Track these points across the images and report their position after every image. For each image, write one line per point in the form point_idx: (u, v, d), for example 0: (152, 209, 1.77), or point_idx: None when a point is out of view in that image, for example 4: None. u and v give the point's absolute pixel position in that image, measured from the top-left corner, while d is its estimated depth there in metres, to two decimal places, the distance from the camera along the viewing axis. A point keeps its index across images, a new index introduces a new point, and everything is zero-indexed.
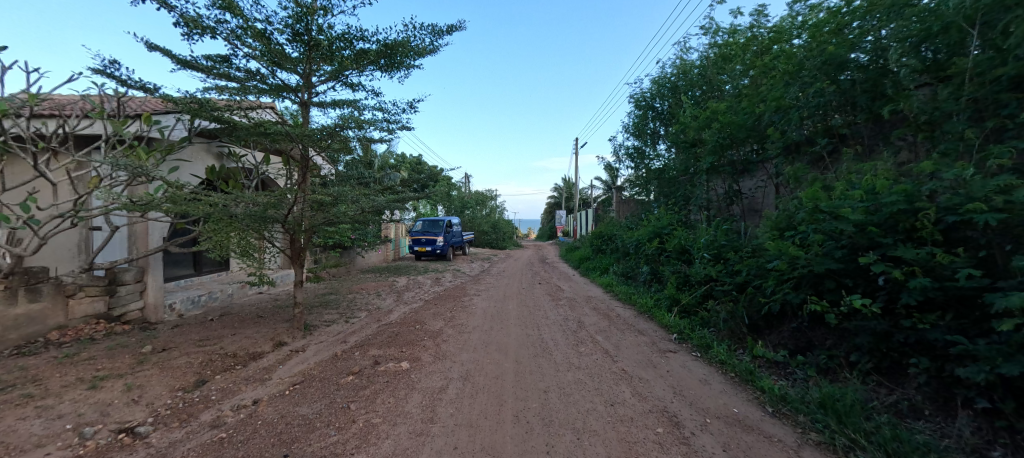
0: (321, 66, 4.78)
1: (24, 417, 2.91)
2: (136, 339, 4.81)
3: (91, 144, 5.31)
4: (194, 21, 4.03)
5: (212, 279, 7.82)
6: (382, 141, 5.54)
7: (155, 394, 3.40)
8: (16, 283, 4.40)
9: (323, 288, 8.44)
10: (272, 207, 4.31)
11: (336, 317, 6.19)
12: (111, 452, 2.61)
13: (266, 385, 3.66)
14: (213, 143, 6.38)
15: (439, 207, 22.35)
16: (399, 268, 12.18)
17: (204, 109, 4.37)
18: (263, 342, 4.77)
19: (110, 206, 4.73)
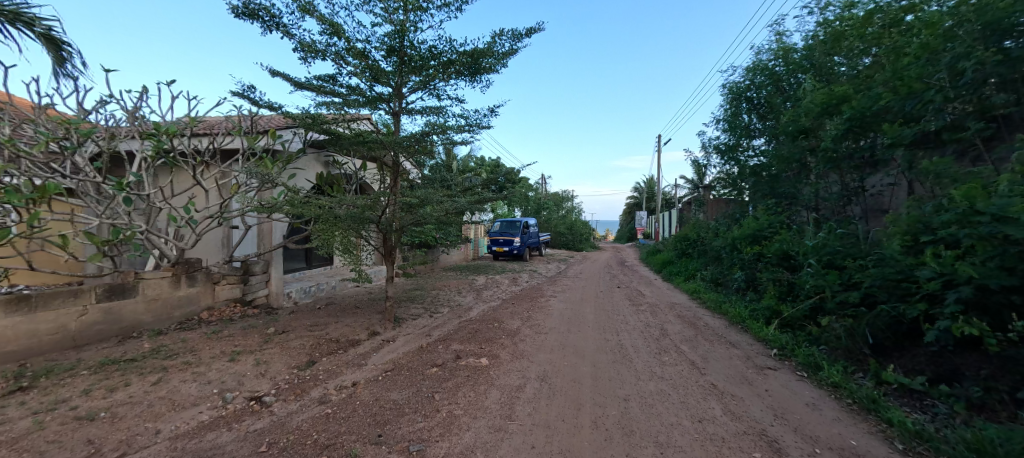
0: (411, 78, 5.16)
1: (185, 380, 3.59)
2: (263, 322, 5.64)
3: (233, 157, 6.37)
4: (309, 47, 4.61)
5: (320, 272, 8.88)
6: (464, 145, 5.80)
7: (277, 370, 3.96)
8: (180, 270, 5.44)
9: (410, 284, 9.10)
10: (369, 209, 4.78)
11: (422, 311, 6.64)
12: (245, 416, 3.09)
13: (362, 369, 4.06)
14: (322, 152, 7.23)
15: (516, 209, 22.79)
16: (478, 268, 12.65)
17: (315, 123, 4.97)
18: (360, 331, 5.29)
19: (245, 209, 5.63)
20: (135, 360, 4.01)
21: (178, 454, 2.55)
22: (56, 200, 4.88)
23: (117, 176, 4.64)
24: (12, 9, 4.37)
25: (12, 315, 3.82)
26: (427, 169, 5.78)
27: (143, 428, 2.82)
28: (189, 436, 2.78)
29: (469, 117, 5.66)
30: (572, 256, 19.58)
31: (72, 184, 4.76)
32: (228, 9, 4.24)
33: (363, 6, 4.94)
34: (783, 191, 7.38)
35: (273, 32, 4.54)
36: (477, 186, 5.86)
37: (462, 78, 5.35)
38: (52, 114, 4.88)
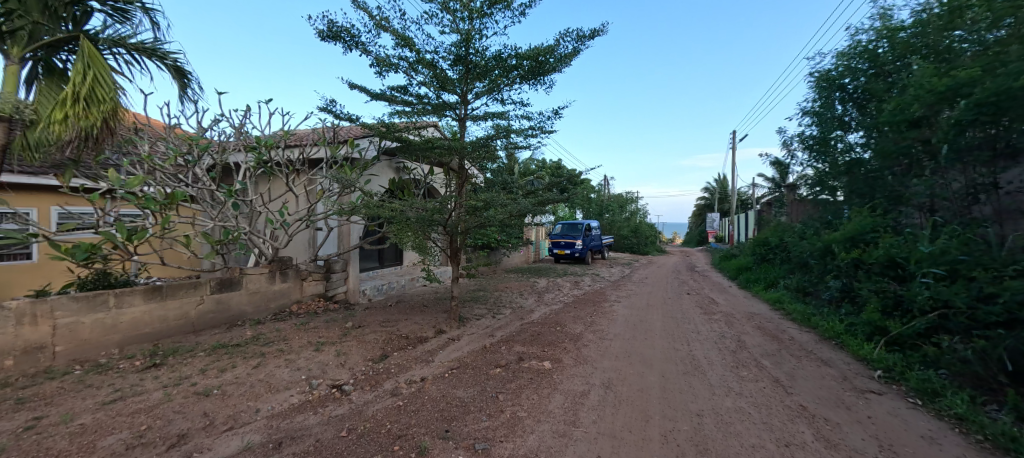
0: (476, 84, 5.31)
1: (279, 365, 4.01)
2: (343, 316, 6.14)
3: (318, 165, 7.03)
4: (384, 60, 4.94)
5: (391, 271, 9.46)
6: (527, 148, 5.84)
7: (355, 361, 4.27)
8: (275, 267, 6.12)
9: (474, 284, 9.35)
10: (436, 212, 5.00)
11: (485, 312, 6.79)
12: (328, 402, 3.38)
13: (430, 365, 4.25)
14: (394, 158, 7.71)
15: (577, 211, 22.50)
16: (540, 270, 12.65)
17: (389, 132, 5.31)
18: (427, 328, 5.54)
19: (328, 212, 6.19)
20: (240, 345, 4.58)
21: (274, 432, 2.86)
22: (184, 207, 5.79)
23: (229, 185, 5.44)
24: (150, 47, 5.22)
25: (149, 301, 4.64)
26: (490, 172, 5.89)
27: (247, 406, 3.20)
28: (283, 416, 3.11)
29: (532, 119, 5.69)
30: (637, 260, 18.83)
31: (194, 192, 5.59)
32: (315, 32, 4.68)
33: (432, 18, 5.19)
34: (879, 188, 6.49)
35: (352, 50, 4.93)
36: (540, 189, 5.87)
37: (525, 81, 5.40)
38: (180, 133, 5.78)
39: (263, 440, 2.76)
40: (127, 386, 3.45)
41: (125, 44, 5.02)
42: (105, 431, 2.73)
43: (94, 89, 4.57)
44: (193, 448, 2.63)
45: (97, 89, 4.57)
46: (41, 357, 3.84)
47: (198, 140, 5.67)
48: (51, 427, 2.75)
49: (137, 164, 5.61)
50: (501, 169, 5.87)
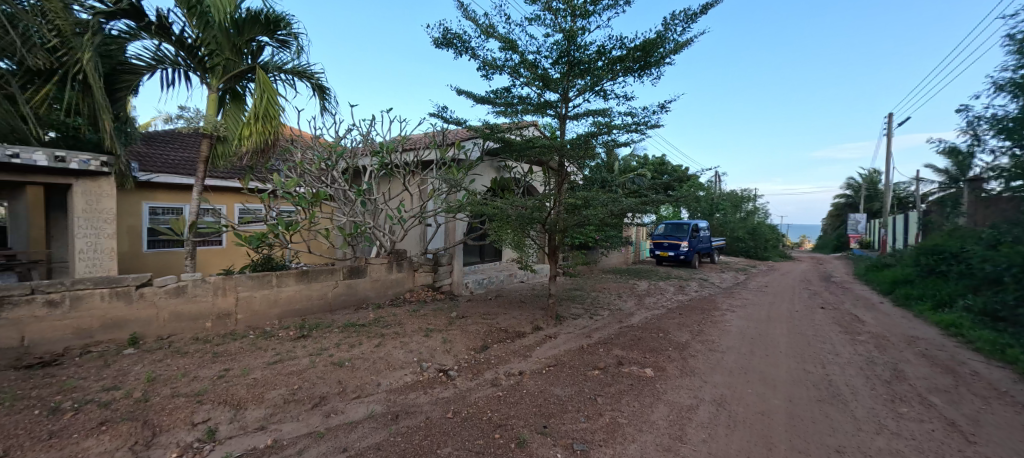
0: (577, 81, 5.25)
1: (396, 346, 4.48)
2: (448, 306, 6.61)
3: (429, 166, 7.67)
4: (490, 64, 5.16)
5: (491, 266, 9.90)
6: (629, 145, 5.59)
7: (459, 349, 4.57)
8: (393, 258, 6.85)
9: (570, 284, 9.28)
10: (537, 210, 5.07)
11: (581, 312, 6.69)
12: (435, 384, 3.69)
13: (527, 360, 4.35)
14: (496, 158, 8.05)
15: (683, 211, 20.87)
16: (640, 272, 12.02)
17: (493, 133, 5.51)
18: (525, 324, 5.66)
19: (437, 210, 6.72)
20: (365, 325, 5.23)
21: (392, 405, 3.23)
22: (325, 205, 6.82)
23: (359, 185, 6.29)
24: (303, 71, 6.27)
25: (300, 282, 5.58)
26: (587, 170, 5.75)
27: (371, 379, 3.65)
28: (399, 392, 3.47)
29: (636, 115, 5.42)
30: (755, 266, 16.72)
31: (333, 192, 6.54)
32: (431, 41, 5.10)
33: (535, 19, 5.26)
34: None
35: (462, 56, 5.24)
36: (643, 188, 5.56)
37: (629, 73, 5.18)
38: (323, 142, 6.81)
39: (383, 410, 3.13)
40: (284, 351, 4.19)
41: (285, 70, 6.10)
42: (270, 385, 3.36)
43: (266, 109, 5.67)
44: (331, 409, 3.14)
45: (268, 109, 5.67)
46: (227, 320, 4.94)
47: (337, 147, 6.67)
48: (235, 378, 3.49)
49: (292, 169, 6.77)
50: (598, 167, 5.68)
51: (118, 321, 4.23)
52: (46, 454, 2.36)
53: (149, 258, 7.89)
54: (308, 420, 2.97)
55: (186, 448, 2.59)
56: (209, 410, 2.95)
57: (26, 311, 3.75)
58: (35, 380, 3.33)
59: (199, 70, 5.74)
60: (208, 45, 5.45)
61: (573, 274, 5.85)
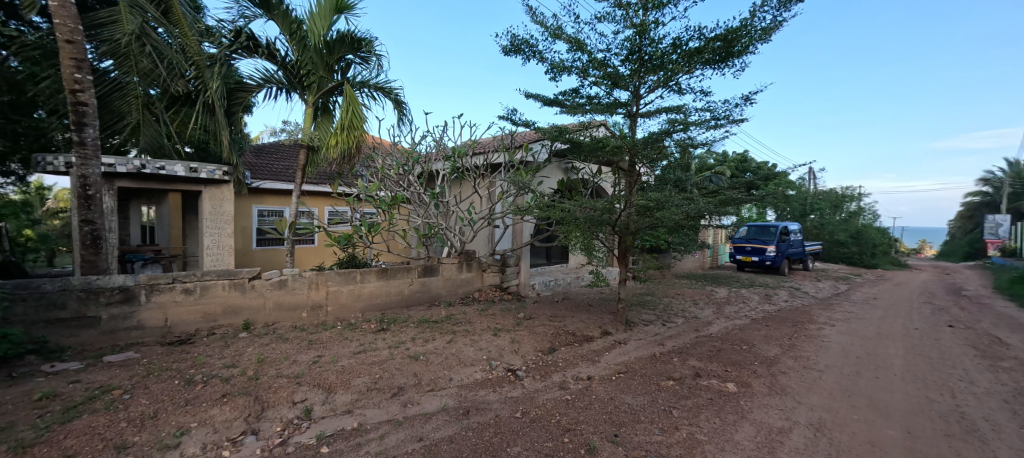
0: (649, 77, 5.02)
1: (466, 343, 4.64)
2: (515, 307, 6.70)
3: (498, 169, 7.84)
4: (558, 66, 5.12)
5: (558, 268, 9.86)
6: (707, 141, 5.22)
7: (527, 350, 4.60)
8: (463, 258, 7.11)
9: (641, 288, 8.90)
10: (606, 212, 4.93)
11: (653, 318, 6.38)
12: (504, 383, 3.76)
13: (596, 365, 4.26)
14: (564, 160, 8.00)
15: (769, 212, 19.01)
16: (719, 278, 11.17)
17: (560, 134, 5.44)
18: (594, 328, 5.54)
19: (505, 212, 6.84)
20: (438, 322, 5.50)
21: (464, 400, 3.35)
22: (402, 208, 7.27)
23: (433, 188, 6.62)
24: (384, 83, 6.77)
25: (380, 279, 6.01)
26: (658, 169, 5.49)
27: (444, 374, 3.81)
28: (470, 389, 3.59)
29: (715, 109, 5.05)
30: (859, 274, 14.69)
31: (409, 195, 6.95)
32: (500, 48, 5.22)
33: (605, 17, 5.14)
34: None
35: (531, 59, 5.29)
36: (723, 187, 5.17)
37: (708, 64, 4.84)
38: (400, 149, 7.26)
39: (455, 405, 3.26)
40: (367, 342, 4.55)
41: (368, 83, 6.63)
42: (355, 373, 3.67)
43: (351, 120, 6.23)
44: (408, 399, 3.35)
45: (353, 120, 6.22)
46: (319, 312, 5.49)
47: (413, 153, 7.10)
48: (327, 364, 3.86)
49: (374, 174, 7.31)
50: (671, 166, 5.39)
51: (235, 308, 4.90)
52: (185, 418, 2.81)
53: (257, 254, 9.04)
54: (389, 408, 3.19)
55: (288, 423, 2.93)
56: (306, 391, 3.29)
57: (169, 296, 4.50)
58: (175, 355, 3.98)
59: (298, 89, 6.46)
60: (305, 66, 6.14)
61: (645, 278, 5.60)
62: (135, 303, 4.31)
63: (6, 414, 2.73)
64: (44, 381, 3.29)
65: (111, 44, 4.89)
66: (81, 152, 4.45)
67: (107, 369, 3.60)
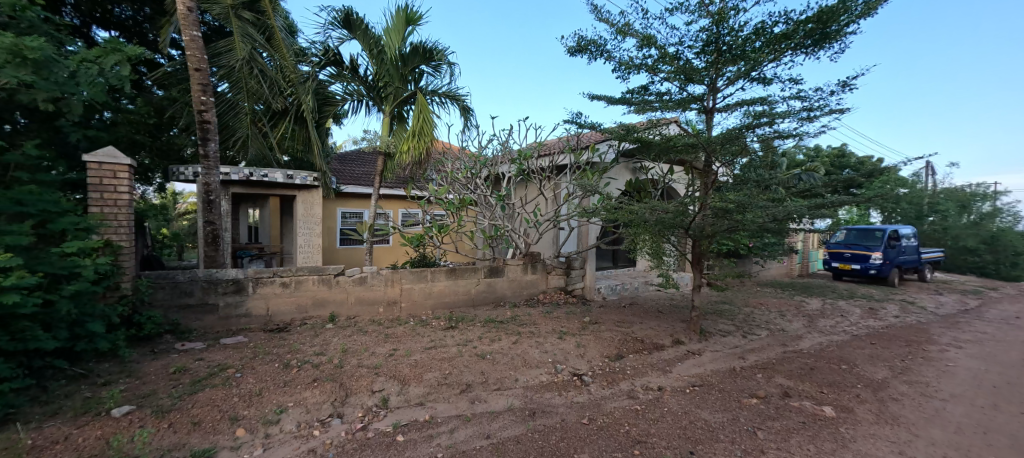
0: (729, 68, 4.66)
1: (531, 345, 4.66)
2: (581, 310, 6.60)
3: (563, 171, 7.78)
4: (626, 63, 4.93)
5: (625, 271, 9.53)
6: (796, 135, 4.73)
7: (593, 355, 4.50)
8: (528, 260, 7.15)
9: (717, 296, 8.27)
10: (680, 215, 4.60)
11: (732, 329, 5.90)
12: (570, 387, 3.71)
13: (667, 376, 4.04)
14: (632, 160, 7.73)
15: (874, 213, 16.67)
16: (810, 288, 10.02)
17: (629, 134, 5.21)
18: (664, 336, 5.27)
19: (570, 214, 6.76)
20: (503, 322, 5.59)
21: (530, 402, 3.37)
22: (470, 210, 7.48)
23: (499, 191, 6.74)
24: (453, 90, 7.06)
25: (448, 279, 6.27)
26: (738, 168, 4.97)
27: (510, 374, 3.87)
28: (536, 391, 3.60)
29: (806, 99, 4.56)
30: (996, 288, 12.31)
31: (476, 197, 7.15)
32: (566, 50, 5.17)
33: (678, 8, 4.88)
34: None
35: (597, 59, 5.17)
36: (817, 186, 4.64)
37: (798, 50, 4.38)
38: (468, 153, 7.48)
39: (521, 406, 3.28)
40: (437, 339, 4.76)
41: (438, 92, 6.96)
42: (426, 367, 3.86)
43: (422, 127, 6.60)
44: (475, 397, 3.44)
45: (424, 127, 6.60)
46: (394, 307, 5.86)
47: (481, 157, 7.29)
48: (401, 357, 4.12)
49: (444, 178, 7.60)
50: (753, 164, 4.90)
51: (322, 301, 5.41)
52: (283, 398, 3.15)
53: (341, 252, 9.90)
54: (458, 404, 3.31)
55: (368, 410, 3.16)
56: (383, 382, 3.53)
57: (270, 288, 5.09)
58: (274, 341, 4.50)
59: (376, 100, 6.96)
60: (382, 79, 6.62)
61: (723, 286, 5.19)
62: (244, 293, 4.94)
63: (151, 383, 3.28)
64: (177, 357, 3.91)
65: (226, 69, 5.70)
66: (206, 163, 5.21)
67: (223, 350, 4.17)
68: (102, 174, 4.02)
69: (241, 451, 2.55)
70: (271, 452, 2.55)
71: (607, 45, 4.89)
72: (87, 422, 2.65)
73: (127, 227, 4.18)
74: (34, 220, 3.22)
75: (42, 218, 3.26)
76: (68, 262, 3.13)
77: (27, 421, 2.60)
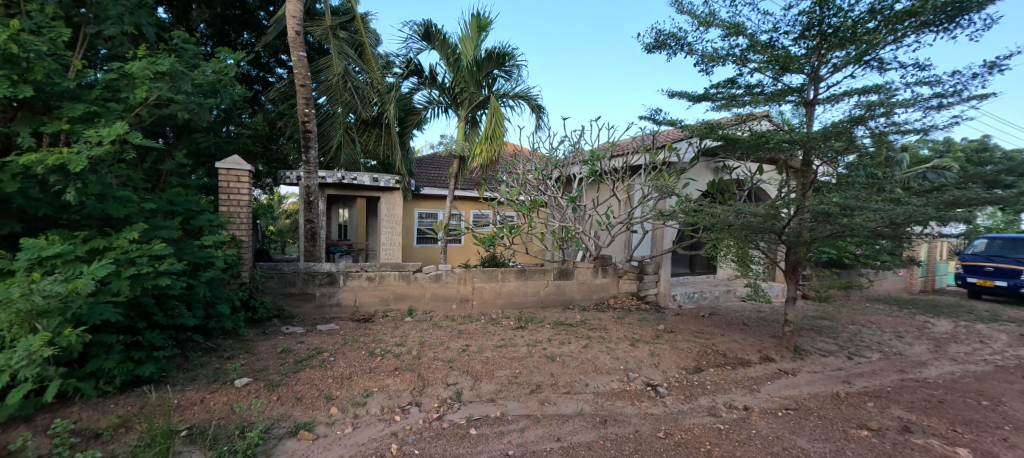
0: (835, 54, 4.12)
1: (602, 350, 4.54)
2: (654, 317, 6.29)
3: (637, 172, 7.48)
4: (710, 56, 4.58)
5: (703, 278, 8.90)
6: (922, 127, 4.05)
7: (668, 365, 4.27)
8: (598, 263, 6.98)
9: (815, 310, 7.37)
10: (770, 218, 4.09)
11: (834, 348, 5.22)
12: (643, 398, 3.56)
13: (754, 395, 3.69)
14: (715, 159, 7.20)
15: None
16: (937, 306, 8.50)
17: (712, 131, 4.79)
18: (751, 351, 4.82)
19: (645, 216, 6.47)
20: (573, 325, 5.53)
21: (600, 408, 3.29)
22: (539, 212, 7.48)
23: (570, 193, 6.66)
24: (525, 93, 7.15)
25: (518, 279, 6.34)
26: (842, 166, 4.30)
27: (580, 379, 3.82)
28: (606, 397, 3.52)
29: (936, 84, 3.89)
30: None
31: (546, 199, 7.15)
32: (643, 46, 4.96)
33: None
34: None
35: (677, 54, 4.89)
36: (949, 186, 3.93)
37: (925, 28, 3.77)
38: (539, 155, 7.51)
39: (592, 412, 3.22)
40: (507, 338, 4.85)
41: (510, 95, 7.10)
42: (497, 365, 3.95)
43: (494, 131, 6.82)
44: (545, 398, 3.44)
45: (495, 130, 6.80)
46: (466, 305, 6.09)
47: (551, 159, 7.30)
48: (474, 353, 4.26)
49: (515, 180, 7.70)
50: (864, 160, 4.18)
51: (402, 296, 5.79)
52: (369, 383, 3.44)
53: (417, 250, 10.53)
54: (528, 403, 3.34)
55: (443, 401, 3.31)
56: (457, 376, 3.69)
57: (358, 282, 5.57)
58: (361, 330, 4.92)
59: (452, 106, 7.28)
60: (458, 85, 6.92)
61: (824, 299, 4.59)
62: (336, 285, 5.46)
63: (263, 360, 3.78)
64: (283, 339, 4.44)
65: (325, 84, 6.36)
66: (308, 168, 5.86)
67: (319, 335, 4.67)
68: (229, 178, 4.71)
69: (334, 427, 2.83)
70: (359, 431, 2.79)
71: (689, 38, 4.60)
72: (216, 389, 3.12)
73: (247, 224, 4.85)
74: (181, 217, 3.88)
75: (186, 215, 3.92)
76: (205, 253, 3.72)
77: (174, 384, 3.13)
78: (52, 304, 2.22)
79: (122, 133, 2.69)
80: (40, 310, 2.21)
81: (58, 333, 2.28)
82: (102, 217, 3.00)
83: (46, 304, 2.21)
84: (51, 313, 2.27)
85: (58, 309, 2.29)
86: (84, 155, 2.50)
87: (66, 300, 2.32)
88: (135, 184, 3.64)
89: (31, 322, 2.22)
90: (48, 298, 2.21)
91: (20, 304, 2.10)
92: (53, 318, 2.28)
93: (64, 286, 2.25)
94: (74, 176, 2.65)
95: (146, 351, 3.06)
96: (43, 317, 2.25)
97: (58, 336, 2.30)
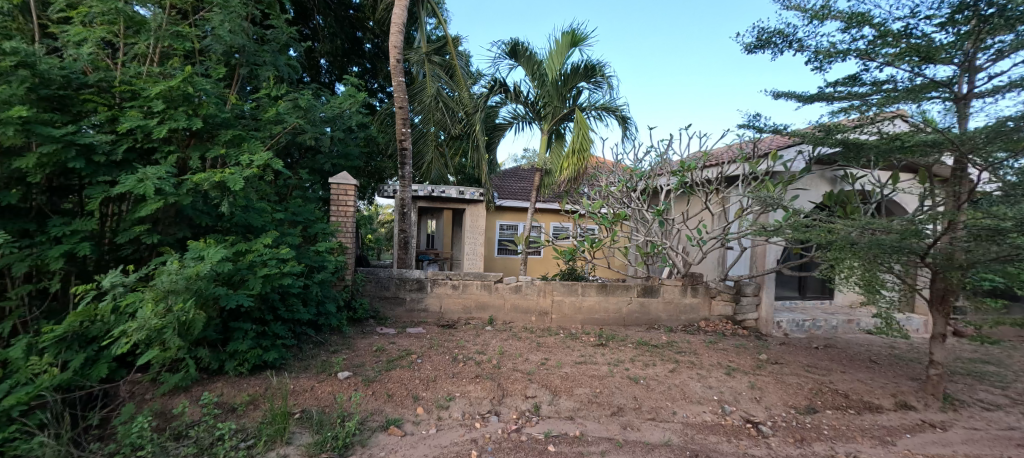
0: (1000, 37, 3.37)
1: (693, 377, 4.19)
2: (754, 345, 5.62)
3: (735, 183, 6.86)
4: (825, 51, 4.04)
5: (816, 304, 7.79)
6: None
7: (772, 401, 3.76)
8: (687, 281, 6.46)
9: (972, 352, 5.99)
10: (914, 236, 3.39)
11: (1003, 402, 4.16)
12: (743, 435, 3.18)
13: (887, 448, 3.09)
14: (832, 167, 6.32)
15: None
16: None
17: (830, 135, 4.14)
18: (881, 394, 4.05)
19: (743, 232, 5.88)
20: (658, 347, 5.19)
21: (690, 441, 3.02)
22: (622, 225, 7.19)
23: (656, 205, 6.29)
24: (610, 104, 7.03)
25: (598, 294, 6.14)
26: (1010, 173, 3.33)
27: (667, 404, 3.56)
28: (695, 428, 3.24)
29: None
30: None
31: (631, 211, 6.86)
32: (742, 47, 4.57)
33: None
34: None
35: (785, 53, 4.40)
36: None
37: None
38: (623, 167, 7.30)
39: (681, 444, 2.96)
40: (588, 354, 4.72)
41: (596, 106, 7.03)
42: (577, 382, 3.86)
43: (579, 143, 6.79)
44: (627, 422, 3.25)
45: (579, 141, 6.78)
46: (546, 318, 6.07)
47: (636, 170, 7.01)
48: (552, 367, 4.22)
49: (598, 193, 7.57)
50: None
51: (483, 305, 5.98)
52: (451, 388, 3.58)
53: (498, 261, 10.85)
54: (609, 426, 3.19)
55: (521, 413, 3.30)
56: (536, 389, 3.67)
57: (444, 289, 5.88)
58: (446, 336, 5.18)
59: (536, 120, 7.38)
60: (542, 99, 7.05)
61: (987, 339, 3.68)
62: (424, 291, 5.83)
63: (362, 356, 4.17)
64: (378, 339, 4.85)
65: (420, 106, 6.94)
66: (404, 183, 6.39)
67: (408, 337, 5.01)
68: (339, 191, 5.29)
69: (420, 427, 2.98)
70: (442, 434, 2.91)
71: (799, 34, 4.12)
72: (324, 379, 3.50)
73: (351, 232, 5.42)
74: (301, 225, 4.49)
75: (305, 224, 4.52)
76: (319, 257, 4.22)
77: (291, 371, 3.59)
78: (179, 283, 2.54)
79: (261, 155, 3.21)
80: (170, 288, 2.53)
81: (179, 305, 2.56)
82: (245, 226, 3.60)
83: (173, 283, 2.53)
84: (179, 291, 2.57)
85: (187, 288, 2.61)
86: (238, 175, 3.01)
87: (195, 282, 2.65)
88: (268, 198, 4.31)
89: (161, 297, 2.53)
90: (177, 275, 2.55)
91: (159, 283, 2.48)
92: (182, 296, 2.57)
93: (188, 270, 2.59)
94: (227, 192, 3.21)
95: (271, 340, 3.55)
96: (174, 293, 2.56)
97: (181, 311, 2.56)
